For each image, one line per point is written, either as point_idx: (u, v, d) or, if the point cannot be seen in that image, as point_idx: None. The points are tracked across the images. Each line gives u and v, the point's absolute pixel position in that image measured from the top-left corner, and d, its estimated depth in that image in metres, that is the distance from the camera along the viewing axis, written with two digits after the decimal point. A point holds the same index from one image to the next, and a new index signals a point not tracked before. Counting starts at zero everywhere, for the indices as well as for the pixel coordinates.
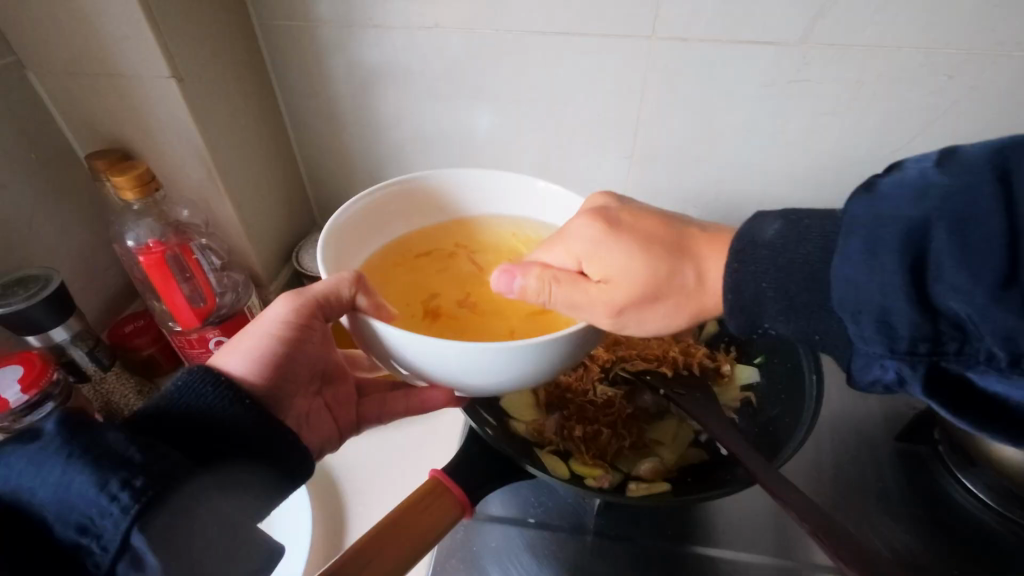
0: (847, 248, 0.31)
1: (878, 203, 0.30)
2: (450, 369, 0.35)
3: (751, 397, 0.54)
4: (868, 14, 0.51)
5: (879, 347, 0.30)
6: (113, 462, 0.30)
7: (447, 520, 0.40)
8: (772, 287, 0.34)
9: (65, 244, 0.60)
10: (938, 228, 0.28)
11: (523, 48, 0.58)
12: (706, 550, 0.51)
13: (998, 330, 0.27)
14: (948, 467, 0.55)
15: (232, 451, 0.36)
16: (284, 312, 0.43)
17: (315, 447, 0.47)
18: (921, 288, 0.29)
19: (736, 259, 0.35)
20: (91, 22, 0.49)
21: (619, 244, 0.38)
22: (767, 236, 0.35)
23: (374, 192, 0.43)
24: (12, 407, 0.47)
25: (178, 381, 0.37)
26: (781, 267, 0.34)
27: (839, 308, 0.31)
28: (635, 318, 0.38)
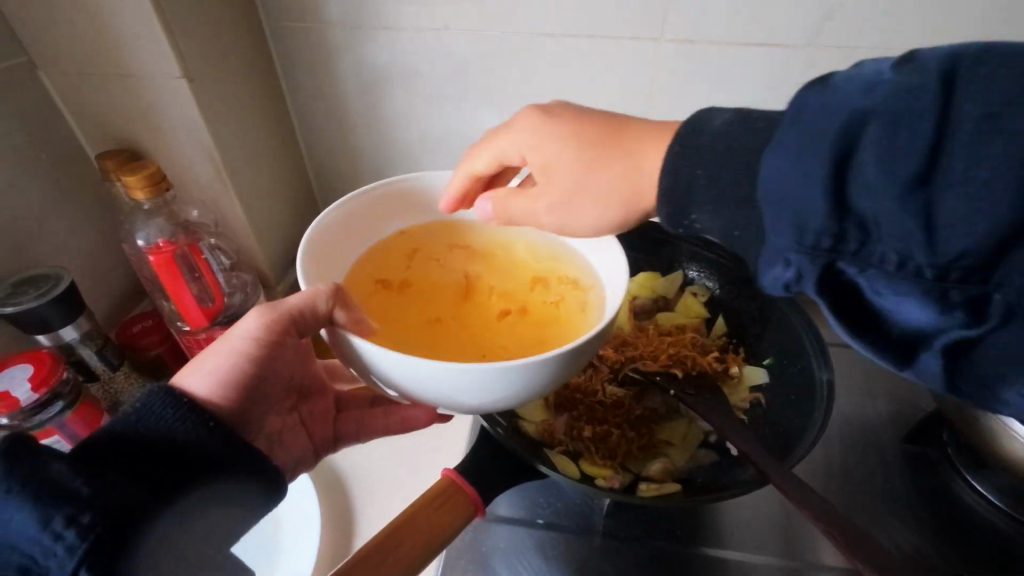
0: (784, 137, 0.27)
1: (830, 95, 0.26)
2: (431, 388, 0.33)
3: (760, 397, 0.54)
4: (877, 16, 0.51)
5: (785, 242, 0.27)
6: (54, 494, 0.28)
7: (456, 522, 0.39)
8: (706, 163, 0.31)
9: (76, 243, 0.60)
10: (874, 123, 0.24)
11: (531, 49, 0.59)
12: (717, 551, 0.50)
13: (904, 232, 0.24)
14: (957, 469, 0.54)
15: (202, 474, 0.34)
16: (255, 327, 0.41)
17: (288, 465, 0.46)
18: (843, 187, 0.25)
19: (677, 143, 0.32)
20: (103, 23, 0.49)
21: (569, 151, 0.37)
22: (714, 125, 0.31)
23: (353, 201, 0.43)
24: (22, 405, 0.47)
25: (136, 402, 0.34)
26: (718, 156, 0.31)
27: (764, 199, 0.28)
28: (573, 206, 0.38)
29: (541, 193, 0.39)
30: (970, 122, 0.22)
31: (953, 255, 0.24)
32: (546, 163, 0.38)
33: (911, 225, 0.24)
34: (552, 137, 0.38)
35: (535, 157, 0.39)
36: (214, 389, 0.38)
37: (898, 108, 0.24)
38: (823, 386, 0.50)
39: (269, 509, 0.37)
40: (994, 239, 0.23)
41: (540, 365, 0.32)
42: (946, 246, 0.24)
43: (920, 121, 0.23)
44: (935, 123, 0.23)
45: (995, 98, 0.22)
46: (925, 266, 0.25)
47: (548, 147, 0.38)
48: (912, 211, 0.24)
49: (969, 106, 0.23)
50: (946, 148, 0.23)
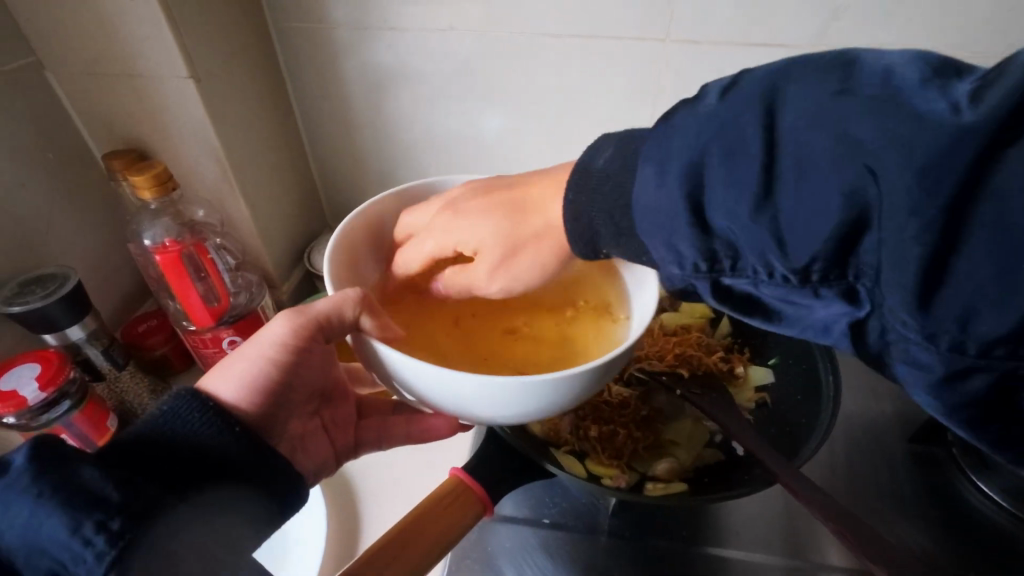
0: (643, 175, 0.30)
1: (670, 138, 0.29)
2: (454, 399, 0.34)
3: (765, 397, 0.54)
4: (882, 17, 0.51)
5: (675, 269, 0.30)
6: (84, 500, 0.28)
7: (465, 520, 0.40)
8: (600, 203, 0.33)
9: (82, 243, 0.60)
10: (712, 154, 0.27)
11: (536, 50, 0.59)
12: (722, 551, 0.50)
13: (757, 247, 0.27)
14: (962, 469, 0.54)
15: (227, 480, 0.34)
16: (283, 333, 0.40)
17: (311, 470, 0.46)
18: (701, 213, 0.28)
19: (573, 193, 0.33)
20: (112, 23, 0.49)
21: (484, 219, 0.38)
22: (598, 166, 0.33)
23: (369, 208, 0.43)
24: (30, 404, 0.47)
25: (163, 405, 0.34)
26: (609, 198, 0.32)
27: (640, 230, 0.31)
28: (514, 277, 0.39)
29: (481, 272, 0.39)
30: (793, 139, 0.25)
31: (806, 256, 0.26)
32: (473, 246, 0.38)
33: (766, 239, 0.27)
34: (469, 223, 0.38)
35: (459, 245, 0.39)
36: (242, 395, 0.38)
37: (732, 135, 0.27)
38: (829, 385, 0.50)
39: (288, 518, 0.37)
40: (838, 239, 0.25)
41: (569, 381, 0.32)
42: (798, 251, 0.26)
43: (749, 151, 0.26)
44: (761, 149, 0.26)
45: (810, 114, 0.25)
46: (781, 271, 0.27)
47: (468, 231, 0.38)
48: (761, 225, 0.26)
49: (793, 127, 0.25)
50: (776, 161, 0.26)
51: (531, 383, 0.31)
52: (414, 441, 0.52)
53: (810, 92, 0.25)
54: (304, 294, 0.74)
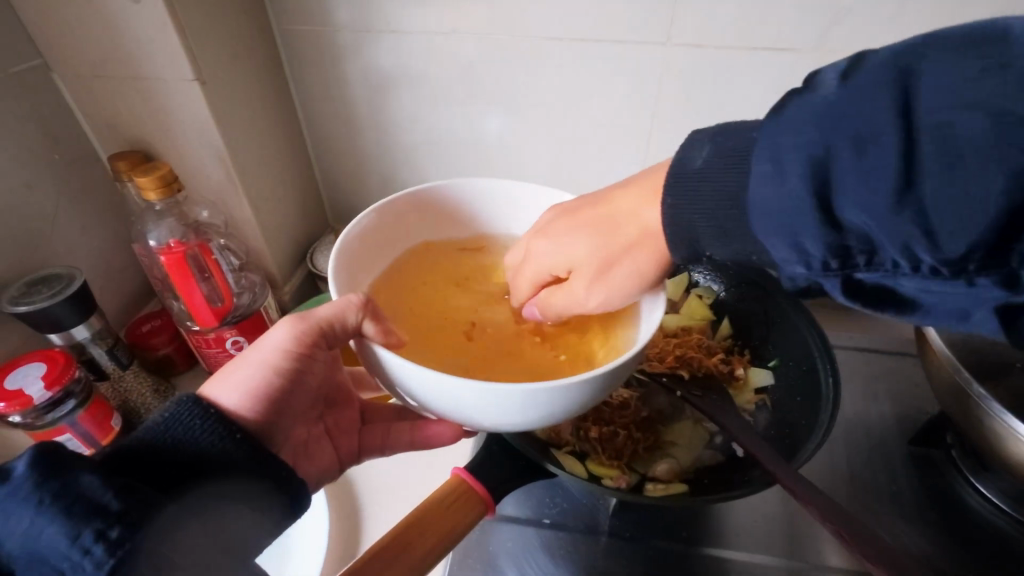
0: (758, 170, 0.29)
1: (786, 128, 0.28)
2: (456, 407, 0.34)
3: (765, 399, 0.55)
4: (881, 22, 0.52)
5: (799, 270, 0.30)
6: (86, 508, 0.28)
7: (466, 519, 0.40)
8: (703, 206, 0.32)
9: (87, 243, 0.61)
10: (840, 148, 0.26)
11: (538, 54, 0.59)
12: (721, 551, 0.51)
13: (897, 240, 0.26)
14: (961, 472, 0.55)
15: (227, 485, 0.34)
16: (284, 338, 0.41)
17: (312, 476, 0.46)
18: (828, 207, 0.27)
19: (670, 197, 0.33)
20: (118, 26, 0.49)
21: (581, 233, 0.38)
22: (694, 167, 0.32)
23: (375, 211, 0.43)
24: (35, 403, 0.48)
25: (164, 414, 0.34)
26: (712, 200, 0.32)
27: (757, 233, 0.30)
28: (612, 290, 0.38)
29: (576, 289, 0.39)
30: (933, 123, 0.24)
31: (962, 246, 0.25)
32: (573, 262, 0.39)
33: (910, 230, 0.25)
34: (565, 238, 0.39)
35: (558, 261, 0.40)
36: (245, 402, 0.38)
37: (862, 123, 0.26)
38: (828, 386, 0.51)
39: (291, 523, 0.37)
40: (997, 227, 0.24)
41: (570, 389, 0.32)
42: (952, 245, 0.25)
43: (885, 138, 0.25)
44: (898, 137, 0.25)
45: (948, 98, 0.24)
46: (915, 262, 0.26)
47: (565, 247, 0.39)
48: (902, 220, 0.25)
49: (930, 112, 0.24)
50: (917, 149, 0.24)
51: (533, 391, 0.31)
52: (418, 447, 0.52)
53: (944, 74, 0.24)
54: (306, 295, 0.75)
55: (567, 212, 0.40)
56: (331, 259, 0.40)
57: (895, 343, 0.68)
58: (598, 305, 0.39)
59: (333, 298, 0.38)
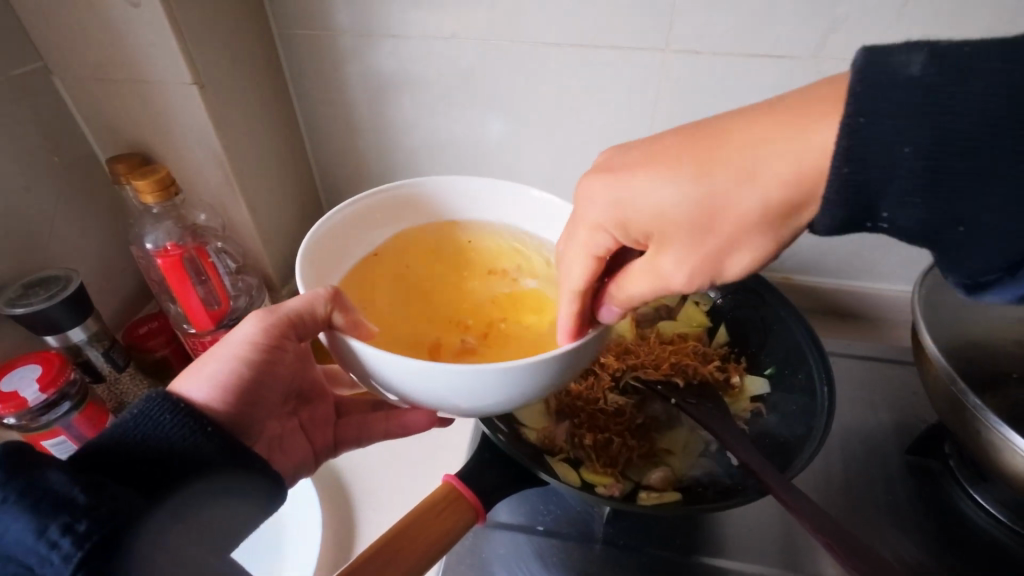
0: None
1: None
2: (430, 394, 0.34)
3: (761, 408, 0.54)
4: (877, 32, 0.52)
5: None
6: (52, 504, 0.28)
7: (458, 524, 0.40)
8: (914, 134, 0.26)
9: (85, 244, 0.61)
10: None
11: (537, 59, 0.59)
12: (716, 560, 0.50)
13: None
14: (959, 482, 0.55)
15: (198, 480, 0.34)
16: (253, 331, 0.41)
17: (289, 470, 0.46)
18: None
19: (855, 116, 0.26)
20: (119, 30, 0.50)
21: (674, 172, 0.30)
22: (909, 74, 0.26)
23: (340, 209, 0.42)
24: (30, 405, 0.48)
25: (134, 409, 0.34)
26: (916, 126, 0.26)
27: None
28: (717, 253, 0.32)
29: (663, 256, 0.32)
30: None
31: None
32: (654, 227, 0.32)
33: None
34: (633, 198, 0.32)
35: (629, 227, 0.33)
36: (214, 394, 0.38)
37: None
38: (824, 394, 0.50)
39: (268, 516, 0.37)
40: None
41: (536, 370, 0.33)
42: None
43: None
44: None
45: None
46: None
47: (635, 213, 0.32)
48: None
49: None
50: None
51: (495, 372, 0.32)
52: (394, 436, 0.53)
53: None
54: None
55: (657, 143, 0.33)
56: (304, 244, 0.40)
57: (894, 350, 0.68)
58: (685, 275, 0.33)
59: (301, 292, 0.38)
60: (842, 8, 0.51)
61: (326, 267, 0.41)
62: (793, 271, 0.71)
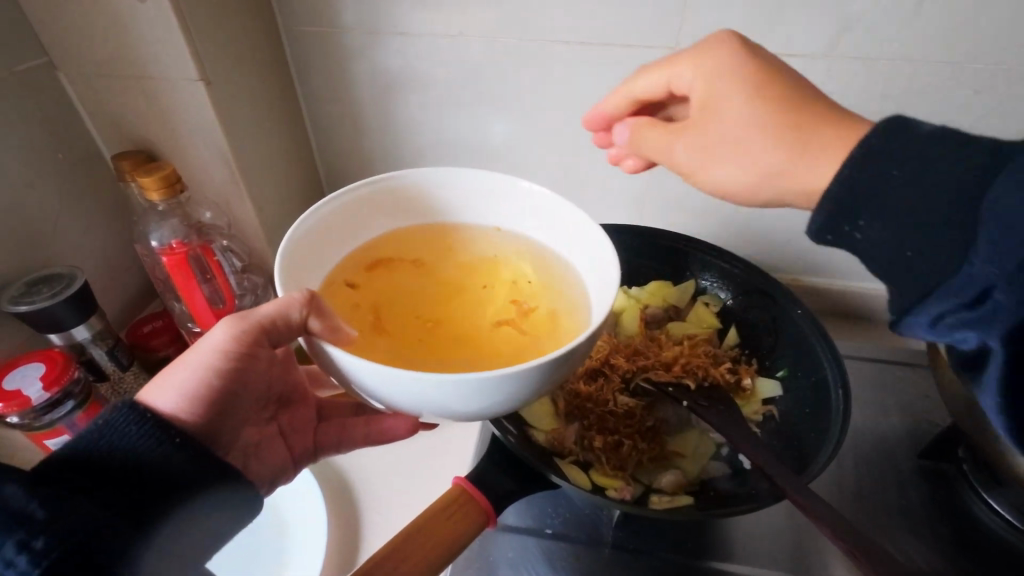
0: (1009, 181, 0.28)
1: None
2: (412, 400, 0.33)
3: (773, 411, 0.54)
4: (892, 30, 0.51)
5: (994, 273, 0.28)
6: (10, 519, 0.29)
7: (468, 529, 0.39)
8: (903, 165, 0.31)
9: (89, 242, 0.60)
10: None
11: (547, 56, 0.59)
12: (727, 565, 0.50)
13: None
14: (972, 486, 0.54)
15: (166, 492, 0.33)
16: (223, 339, 0.40)
17: (264, 478, 0.44)
18: None
19: (865, 145, 0.32)
20: (124, 24, 0.49)
21: (774, 108, 0.35)
22: (919, 131, 0.31)
23: (321, 208, 0.40)
24: (34, 404, 0.47)
25: (100, 418, 0.33)
26: (898, 169, 0.31)
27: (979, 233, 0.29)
28: (699, 147, 0.37)
29: (680, 137, 0.39)
30: None
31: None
32: (711, 99, 0.37)
33: None
34: (727, 86, 0.37)
35: (702, 95, 0.38)
36: (183, 404, 0.37)
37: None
38: (837, 396, 0.50)
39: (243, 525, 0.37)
40: None
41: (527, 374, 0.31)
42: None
43: None
44: None
45: None
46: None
47: (720, 97, 0.37)
48: None
49: None
50: None
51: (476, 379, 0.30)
52: (373, 442, 0.51)
53: None
54: None
55: (762, 66, 0.37)
56: (287, 239, 0.37)
57: (906, 353, 0.67)
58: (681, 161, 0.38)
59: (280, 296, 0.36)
60: (856, 6, 0.50)
61: (306, 268, 0.39)
62: (803, 272, 0.70)
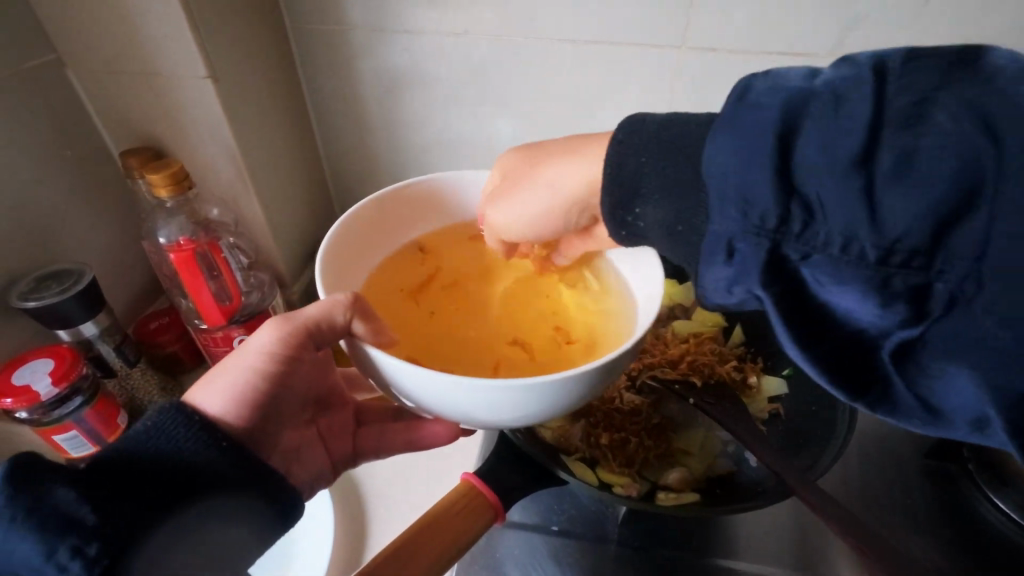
0: (724, 131, 0.29)
1: (773, 80, 0.29)
2: (447, 403, 0.34)
3: (778, 409, 0.53)
4: (901, 26, 0.51)
5: (734, 225, 0.28)
6: (58, 523, 0.28)
7: (477, 524, 0.39)
8: (653, 151, 0.32)
9: (96, 239, 0.61)
10: (819, 105, 0.27)
11: (553, 54, 0.59)
12: (732, 562, 0.50)
13: (844, 222, 0.26)
14: (978, 485, 0.53)
15: (210, 496, 0.33)
16: (268, 341, 0.40)
17: (305, 483, 0.44)
18: (785, 172, 0.27)
19: (620, 133, 0.33)
20: (132, 21, 0.49)
21: (545, 154, 0.40)
22: (654, 117, 0.33)
23: (366, 203, 0.43)
24: (42, 399, 0.48)
25: (148, 419, 0.33)
26: (660, 145, 0.32)
27: (710, 185, 0.29)
28: (505, 201, 0.40)
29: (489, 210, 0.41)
30: (891, 143, 0.25)
31: (975, 246, 0.25)
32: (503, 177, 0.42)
33: (855, 215, 0.26)
34: (510, 166, 0.42)
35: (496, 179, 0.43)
36: (229, 408, 0.37)
37: (942, 88, 0.25)
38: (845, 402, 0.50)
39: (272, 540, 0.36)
40: (935, 225, 0.25)
41: (571, 383, 0.32)
42: (961, 242, 0.25)
43: (857, 113, 0.26)
44: (869, 113, 0.25)
45: (920, 97, 0.25)
46: (871, 249, 0.26)
47: (511, 169, 0.42)
48: (854, 198, 0.25)
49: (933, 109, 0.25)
50: (880, 132, 0.25)
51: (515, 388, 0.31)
52: (412, 449, 0.52)
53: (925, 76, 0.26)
54: (314, 294, 0.74)
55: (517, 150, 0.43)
56: (332, 232, 0.41)
57: None
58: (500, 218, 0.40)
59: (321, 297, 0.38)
60: (864, 3, 0.50)
61: (349, 262, 0.43)
62: None
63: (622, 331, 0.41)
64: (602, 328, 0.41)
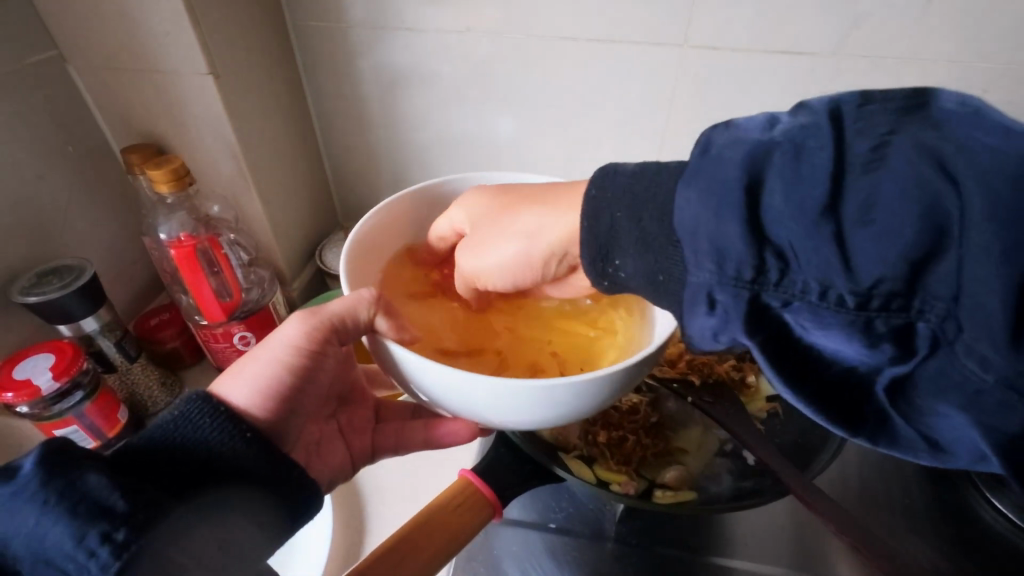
0: (689, 186, 0.29)
1: (733, 132, 0.30)
2: (464, 400, 0.34)
3: (777, 408, 0.54)
4: (905, 23, 0.51)
5: (710, 277, 0.28)
6: (91, 509, 0.28)
7: (475, 520, 0.39)
8: (628, 203, 0.32)
9: (98, 235, 0.61)
10: (782, 153, 0.27)
11: (553, 52, 0.59)
12: (729, 560, 0.50)
13: (819, 268, 0.26)
14: (978, 488, 0.53)
15: (234, 489, 0.32)
16: (296, 335, 0.40)
17: (324, 478, 0.45)
18: (754, 218, 0.27)
19: (593, 188, 0.33)
20: (134, 18, 0.49)
21: (518, 197, 0.39)
22: (626, 168, 0.33)
23: (385, 205, 0.45)
24: (43, 394, 0.48)
25: (175, 410, 0.33)
26: (632, 196, 0.32)
27: (680, 233, 0.30)
28: (481, 247, 0.39)
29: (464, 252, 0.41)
30: (854, 187, 0.25)
31: (950, 287, 0.24)
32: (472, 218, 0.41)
33: (827, 259, 0.26)
34: (477, 206, 0.41)
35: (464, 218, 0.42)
36: (255, 400, 0.37)
37: (898, 129, 0.26)
38: None
39: (289, 536, 0.35)
40: (911, 261, 0.24)
41: (594, 383, 0.32)
42: (936, 283, 0.24)
43: (819, 155, 0.26)
44: (830, 156, 0.26)
45: (875, 143, 0.25)
46: (849, 296, 0.26)
47: (478, 212, 0.41)
48: (828, 244, 0.25)
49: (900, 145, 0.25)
50: (844, 177, 0.25)
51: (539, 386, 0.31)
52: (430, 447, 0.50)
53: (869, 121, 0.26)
54: (314, 291, 0.75)
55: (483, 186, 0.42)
56: (352, 235, 0.42)
57: None
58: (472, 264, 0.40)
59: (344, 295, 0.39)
60: (867, 2, 0.50)
61: (368, 263, 0.44)
62: None
63: (636, 341, 0.41)
64: (610, 340, 0.42)
